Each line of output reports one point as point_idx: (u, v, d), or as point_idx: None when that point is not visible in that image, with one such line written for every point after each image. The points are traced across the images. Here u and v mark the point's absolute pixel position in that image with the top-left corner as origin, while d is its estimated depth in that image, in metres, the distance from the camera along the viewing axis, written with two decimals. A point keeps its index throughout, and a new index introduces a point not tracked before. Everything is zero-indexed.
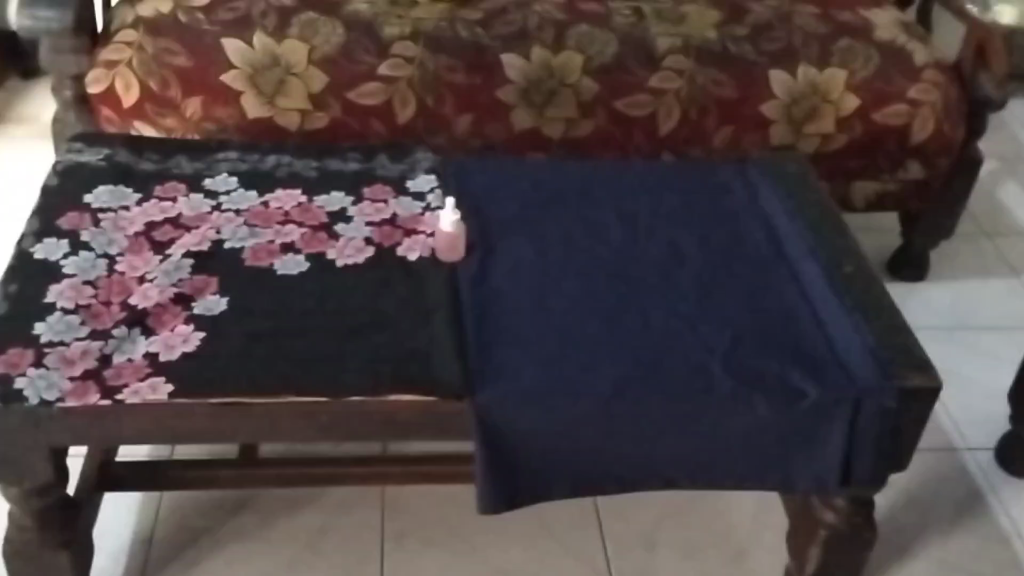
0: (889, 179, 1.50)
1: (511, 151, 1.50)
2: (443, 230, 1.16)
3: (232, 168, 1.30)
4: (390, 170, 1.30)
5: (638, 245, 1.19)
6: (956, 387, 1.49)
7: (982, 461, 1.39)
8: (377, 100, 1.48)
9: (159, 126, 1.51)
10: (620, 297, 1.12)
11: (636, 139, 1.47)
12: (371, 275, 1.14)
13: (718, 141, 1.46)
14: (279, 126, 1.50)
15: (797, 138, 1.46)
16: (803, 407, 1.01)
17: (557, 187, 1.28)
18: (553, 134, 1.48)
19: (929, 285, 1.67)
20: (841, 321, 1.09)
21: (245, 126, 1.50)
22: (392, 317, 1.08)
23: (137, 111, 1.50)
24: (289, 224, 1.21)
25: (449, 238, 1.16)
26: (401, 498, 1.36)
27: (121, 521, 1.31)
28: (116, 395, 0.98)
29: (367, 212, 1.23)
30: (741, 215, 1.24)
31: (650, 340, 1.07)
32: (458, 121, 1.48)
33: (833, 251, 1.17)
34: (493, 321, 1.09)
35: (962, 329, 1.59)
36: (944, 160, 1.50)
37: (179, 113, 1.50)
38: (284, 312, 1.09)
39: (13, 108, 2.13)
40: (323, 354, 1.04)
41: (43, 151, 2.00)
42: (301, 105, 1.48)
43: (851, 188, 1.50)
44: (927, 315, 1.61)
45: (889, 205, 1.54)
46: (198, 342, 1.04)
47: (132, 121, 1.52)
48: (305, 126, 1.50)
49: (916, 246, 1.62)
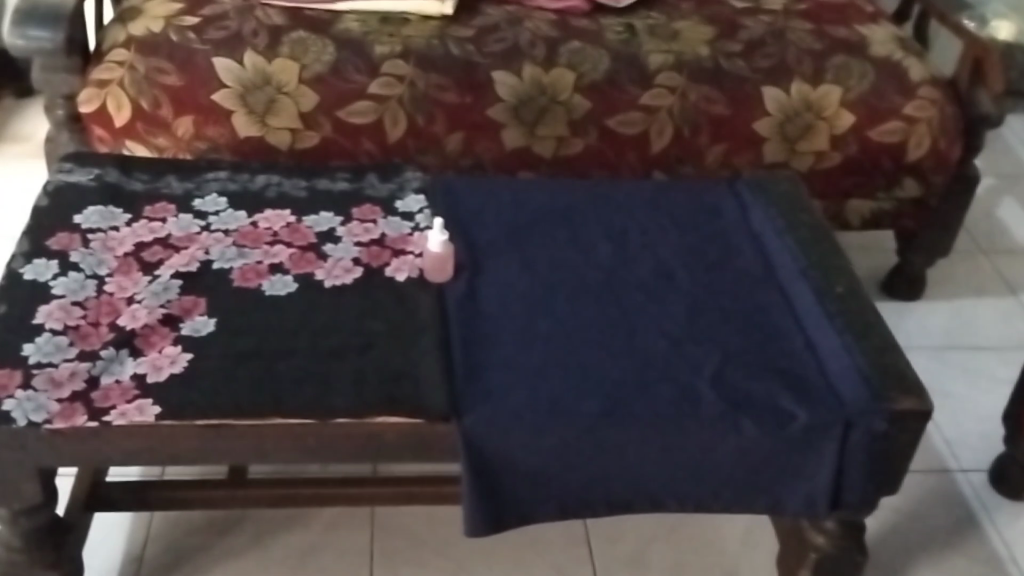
0: (883, 197, 1.50)
1: (502, 170, 1.51)
2: (432, 250, 1.16)
3: (221, 189, 1.29)
4: (379, 190, 1.30)
5: (628, 265, 1.19)
6: (952, 408, 1.48)
7: (975, 483, 1.38)
8: (367, 118, 1.48)
9: (150, 144, 1.53)
10: (610, 317, 1.12)
11: (628, 159, 1.48)
12: (359, 296, 1.14)
13: (710, 159, 1.47)
14: (270, 144, 1.51)
15: (791, 155, 1.46)
16: (793, 430, 1.01)
17: (547, 206, 1.28)
18: (543, 153, 1.49)
19: (925, 304, 1.67)
20: (833, 343, 1.08)
21: (237, 145, 1.51)
22: (380, 338, 1.08)
23: (129, 130, 1.52)
24: (278, 245, 1.20)
25: (439, 258, 1.15)
26: (390, 519, 1.35)
27: (110, 542, 1.31)
28: (104, 417, 0.97)
29: (356, 233, 1.23)
30: (734, 235, 1.24)
31: (639, 362, 1.07)
32: (449, 139, 1.49)
33: (827, 271, 1.17)
34: (481, 342, 1.08)
35: (958, 350, 1.58)
36: (939, 177, 1.50)
37: (172, 133, 1.51)
38: (272, 332, 1.08)
39: (8, 127, 2.13)
40: (310, 374, 1.03)
41: (39, 170, 2.00)
42: (292, 124, 1.50)
43: (845, 206, 1.51)
44: (923, 334, 1.60)
45: (883, 222, 1.53)
46: (184, 364, 1.04)
47: (125, 140, 1.53)
48: (296, 145, 1.51)
49: (912, 265, 1.62)
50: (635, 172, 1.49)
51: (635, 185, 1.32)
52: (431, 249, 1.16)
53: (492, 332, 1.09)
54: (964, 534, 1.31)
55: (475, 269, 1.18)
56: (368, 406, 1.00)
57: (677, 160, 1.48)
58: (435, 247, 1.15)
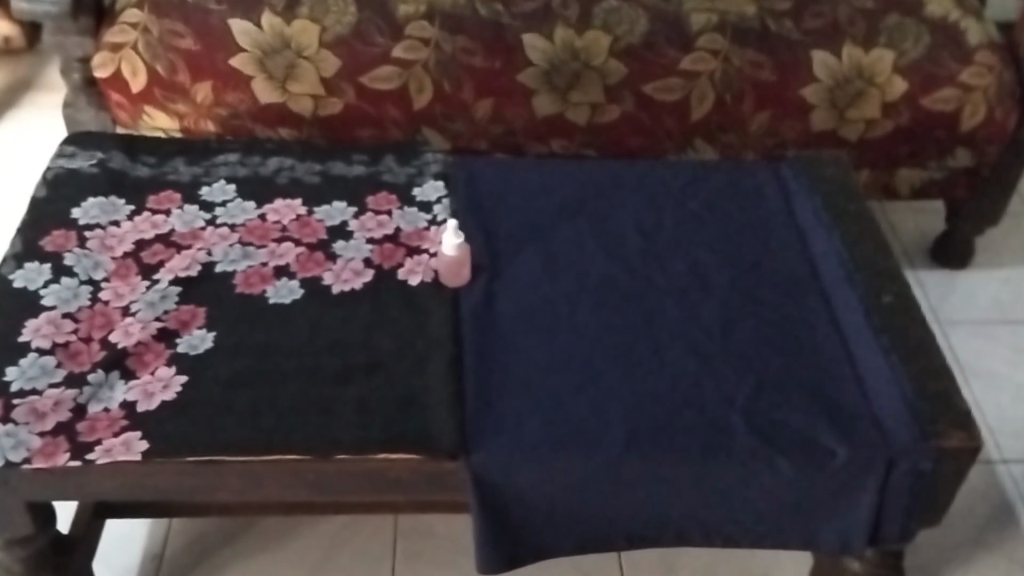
0: (935, 167, 1.40)
1: (533, 137, 1.41)
2: (445, 254, 1.08)
3: (230, 175, 1.22)
4: (396, 176, 1.21)
5: (661, 268, 1.11)
6: (996, 391, 1.43)
7: (1016, 475, 1.33)
8: (392, 85, 1.39)
9: (170, 110, 1.45)
10: (638, 329, 1.05)
11: (667, 125, 1.38)
12: (369, 306, 1.07)
13: (755, 127, 1.37)
14: (292, 111, 1.42)
15: (840, 124, 1.36)
16: (832, 469, 0.94)
17: (574, 194, 1.19)
18: (577, 120, 1.39)
19: (971, 273, 1.60)
20: (875, 364, 1.00)
21: (257, 112, 1.43)
22: (382, 356, 1.01)
23: (147, 96, 1.44)
24: (285, 242, 1.13)
25: (453, 262, 1.08)
26: (406, 529, 1.29)
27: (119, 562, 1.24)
28: (86, 456, 0.92)
29: (368, 227, 1.15)
30: (774, 228, 1.15)
31: (667, 384, 1.00)
32: (478, 107, 1.39)
33: (874, 276, 1.08)
34: (497, 363, 1.01)
35: (1003, 325, 1.52)
36: (994, 148, 1.39)
37: (190, 99, 1.43)
38: (273, 350, 1.02)
39: (41, 77, 2.03)
40: (309, 401, 0.97)
41: (57, 126, 1.88)
42: (313, 91, 1.40)
43: (894, 176, 1.41)
44: (967, 309, 1.54)
45: (934, 194, 1.44)
46: (178, 390, 0.97)
47: (143, 106, 1.45)
48: (318, 112, 1.42)
49: (958, 236, 1.54)
50: (677, 144, 1.40)
51: (670, 165, 1.23)
52: (444, 253, 1.08)
53: (510, 352, 1.02)
54: (998, 538, 1.26)
55: (496, 273, 1.10)
56: (367, 441, 0.94)
57: (719, 127, 1.38)
58: (449, 252, 1.07)
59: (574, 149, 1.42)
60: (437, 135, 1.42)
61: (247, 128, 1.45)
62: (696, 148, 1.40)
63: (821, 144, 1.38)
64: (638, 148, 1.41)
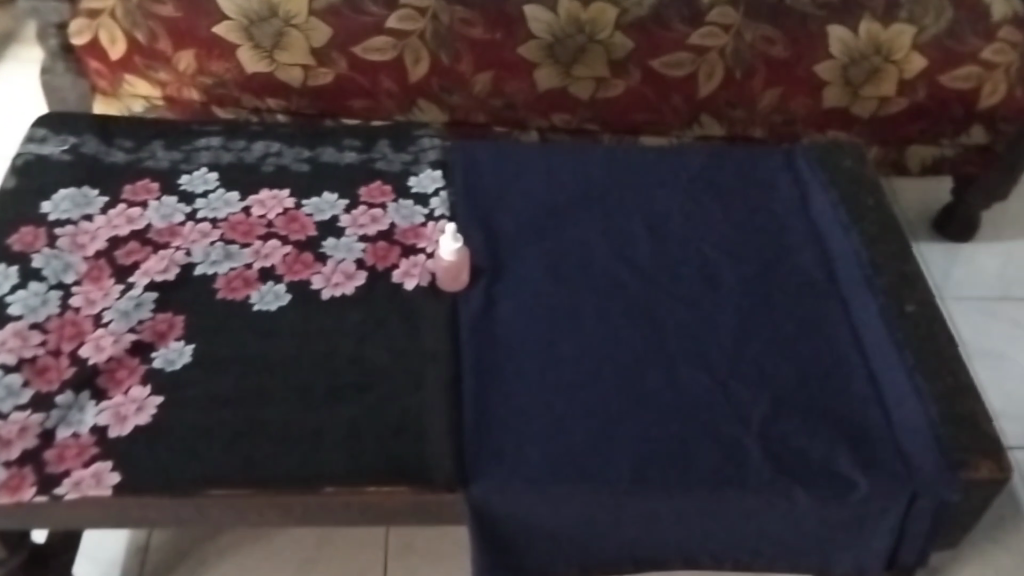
0: (947, 144, 1.36)
1: (532, 110, 1.34)
2: (442, 260, 1.03)
3: (212, 162, 1.14)
4: (391, 165, 1.14)
5: (669, 273, 1.05)
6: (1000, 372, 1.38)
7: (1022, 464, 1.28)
8: (386, 56, 1.29)
9: (151, 79, 1.33)
10: (645, 344, 1.00)
11: (673, 102, 1.31)
12: (362, 315, 1.02)
13: (764, 103, 1.31)
14: (280, 82, 1.32)
15: (853, 101, 1.30)
16: (852, 501, 0.89)
17: (577, 187, 1.13)
18: (579, 94, 1.32)
19: (974, 246, 1.54)
20: (898, 376, 0.96)
21: (244, 82, 1.33)
22: (376, 375, 0.97)
23: (126, 64, 1.32)
24: (271, 240, 1.07)
25: (450, 270, 1.02)
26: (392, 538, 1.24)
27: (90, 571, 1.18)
28: (54, 491, 0.89)
29: (361, 223, 1.09)
30: (787, 226, 1.09)
31: (676, 404, 0.95)
32: (477, 80, 1.31)
33: (896, 282, 1.03)
34: (497, 380, 0.98)
35: (1008, 303, 1.47)
36: (1010, 126, 1.34)
37: (172, 68, 1.32)
38: (260, 368, 0.98)
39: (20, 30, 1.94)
40: (296, 425, 0.94)
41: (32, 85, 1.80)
42: (303, 61, 1.30)
43: (905, 153, 1.36)
44: (973, 284, 1.49)
45: (945, 169, 1.39)
46: (151, 415, 0.94)
47: (122, 74, 1.34)
48: (308, 83, 1.32)
49: (965, 209, 1.48)
50: (682, 121, 1.34)
51: (679, 153, 1.16)
52: (441, 260, 1.03)
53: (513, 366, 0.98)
54: (1004, 532, 1.22)
55: (497, 279, 1.05)
56: (364, 475, 0.91)
57: (728, 104, 1.31)
58: (447, 257, 1.02)
59: (575, 124, 1.35)
60: (433, 107, 1.34)
61: (233, 97, 1.34)
62: (702, 125, 1.34)
63: (829, 128, 1.33)
64: (644, 124, 1.35)
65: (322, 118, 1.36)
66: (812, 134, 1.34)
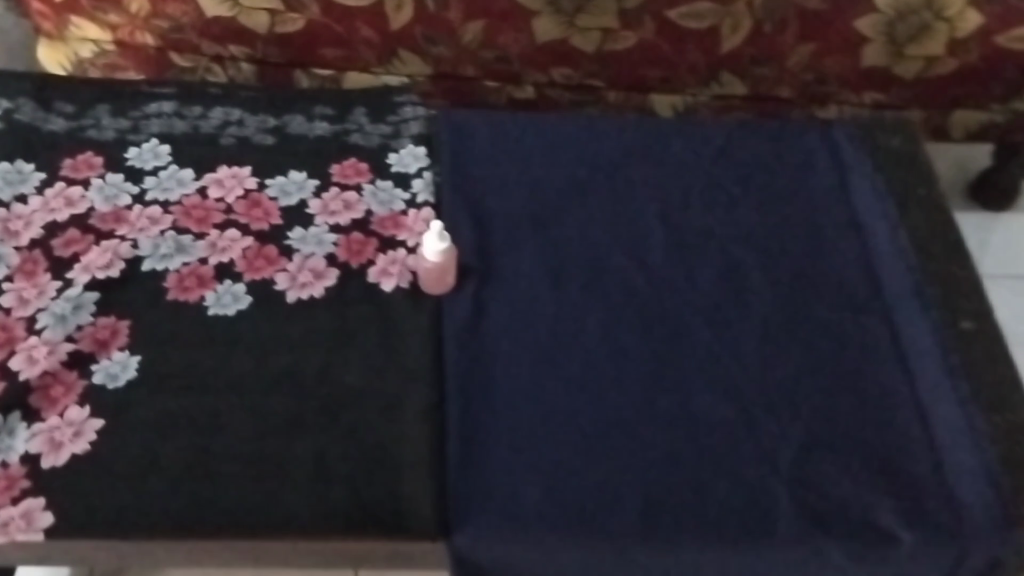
0: (998, 109, 1.22)
1: (530, 63, 1.18)
2: (423, 263, 0.90)
3: (163, 131, 1.00)
4: (368, 139, 1.00)
5: (687, 276, 0.93)
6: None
7: None
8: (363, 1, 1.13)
9: (100, 21, 1.17)
10: (655, 364, 0.88)
11: (689, 57, 1.16)
12: (332, 324, 0.89)
13: (794, 60, 1.16)
14: (245, 27, 1.16)
15: (896, 61, 1.16)
16: (893, 559, 0.78)
17: (583, 171, 1.00)
18: (583, 47, 1.16)
19: (1013, 215, 1.40)
20: (947, 410, 0.85)
21: (203, 26, 1.16)
22: (345, 398, 0.86)
23: (70, 5, 1.16)
24: (229, 229, 0.93)
25: (433, 274, 0.90)
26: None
27: None
28: None
29: (333, 209, 0.95)
30: (821, 223, 0.97)
31: (691, 435, 0.83)
32: (467, 28, 1.15)
33: (945, 294, 0.92)
34: (487, 403, 0.85)
35: None
36: None
37: (122, 10, 1.15)
38: (214, 387, 0.86)
39: None
40: (257, 456, 0.82)
41: None
42: (269, 4, 1.14)
43: (949, 119, 1.23)
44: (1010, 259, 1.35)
45: (991, 136, 1.26)
46: (89, 442, 0.82)
47: (68, 16, 1.17)
48: (275, 29, 1.16)
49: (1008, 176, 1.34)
50: (700, 79, 1.19)
51: (701, 130, 1.04)
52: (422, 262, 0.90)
53: (504, 388, 0.86)
54: None
55: (488, 281, 0.92)
56: (329, 521, 0.79)
57: (753, 59, 1.16)
58: (430, 258, 0.89)
59: (576, 79, 1.20)
60: (416, 58, 1.18)
61: (192, 44, 1.18)
62: (721, 83, 1.19)
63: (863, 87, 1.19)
64: (654, 80, 1.20)
65: (293, 67, 1.21)
66: (846, 94, 1.20)
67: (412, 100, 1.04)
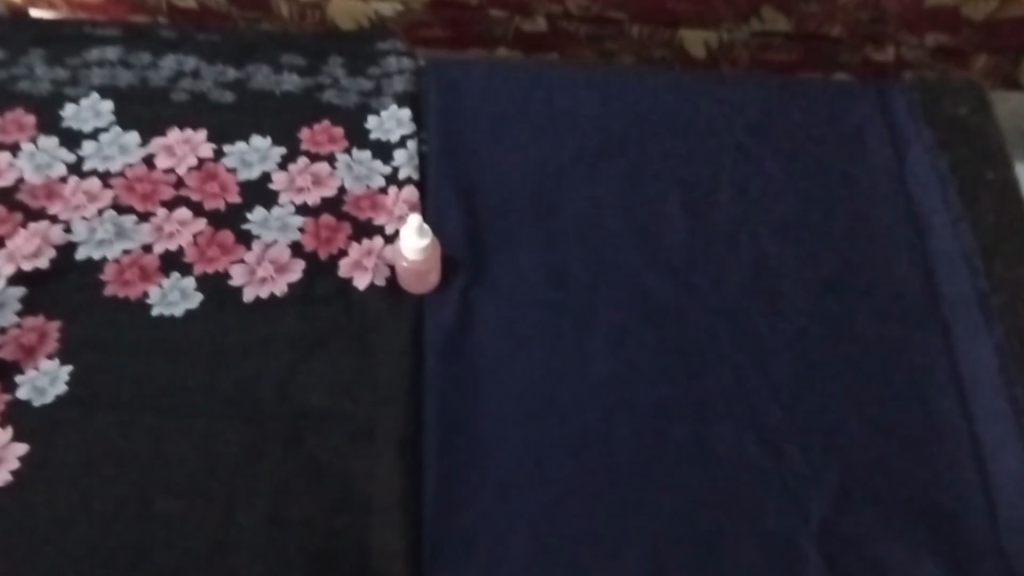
0: None
1: None
2: (402, 261, 0.77)
3: (106, 83, 0.86)
4: (345, 99, 0.87)
5: (712, 276, 0.81)
6: None
7: None
8: None
9: None
10: (671, 386, 0.76)
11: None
12: (294, 326, 0.77)
13: None
14: None
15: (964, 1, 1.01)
16: None
17: (596, 140, 0.87)
18: None
19: None
20: (1009, 451, 0.73)
21: None
22: (307, 420, 0.73)
23: None
24: (179, 208, 0.81)
25: (414, 273, 0.77)
26: None
27: None
28: None
29: (300, 185, 0.82)
30: (871, 211, 0.85)
31: (706, 475, 0.72)
32: None
33: (1013, 304, 0.79)
34: (472, 432, 0.73)
35: None
36: None
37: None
38: (155, 404, 0.73)
39: None
40: (205, 495, 0.70)
41: None
42: None
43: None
44: None
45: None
46: (10, 472, 0.70)
47: None
48: None
49: None
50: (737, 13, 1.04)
51: (737, 91, 0.91)
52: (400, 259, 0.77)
53: (494, 414, 0.74)
54: None
55: (478, 277, 0.79)
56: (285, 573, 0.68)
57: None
58: (409, 255, 0.76)
59: (595, 11, 1.04)
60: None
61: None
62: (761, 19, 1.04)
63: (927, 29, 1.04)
64: (682, 14, 1.04)
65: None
66: (908, 37, 1.05)
67: (397, 49, 0.90)
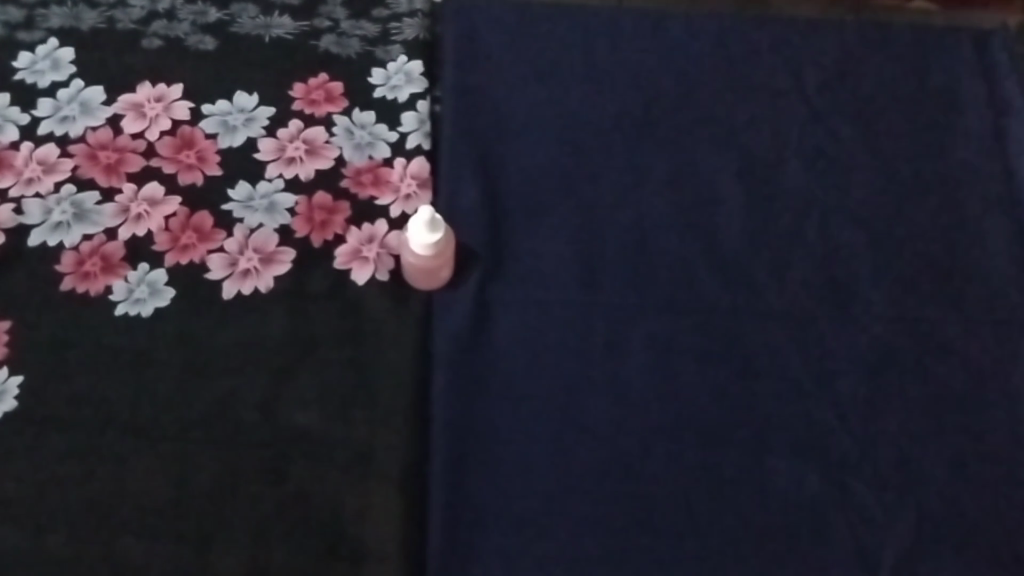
0: None
1: None
2: (406, 255, 0.65)
3: (66, 26, 0.74)
4: (345, 46, 0.74)
5: (773, 272, 0.68)
6: None
7: None
8: None
9: None
10: (728, 403, 0.64)
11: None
12: (281, 330, 0.65)
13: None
14: None
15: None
16: None
17: (636, 102, 0.74)
18: None
19: None
20: None
21: None
22: (295, 445, 0.62)
23: None
24: (149, 183, 0.69)
25: (416, 269, 0.65)
26: None
27: None
28: None
29: (291, 156, 0.70)
30: (962, 191, 0.72)
31: (764, 522, 0.60)
32: None
33: None
34: (486, 465, 0.62)
35: None
36: None
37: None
38: (118, 425, 0.62)
39: None
40: (168, 538, 0.59)
41: None
42: None
43: None
44: None
45: None
46: None
47: None
48: None
49: None
50: None
51: (805, 40, 0.77)
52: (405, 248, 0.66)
53: (512, 442, 0.62)
54: None
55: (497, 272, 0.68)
56: None
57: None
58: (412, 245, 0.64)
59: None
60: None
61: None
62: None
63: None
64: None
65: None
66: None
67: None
